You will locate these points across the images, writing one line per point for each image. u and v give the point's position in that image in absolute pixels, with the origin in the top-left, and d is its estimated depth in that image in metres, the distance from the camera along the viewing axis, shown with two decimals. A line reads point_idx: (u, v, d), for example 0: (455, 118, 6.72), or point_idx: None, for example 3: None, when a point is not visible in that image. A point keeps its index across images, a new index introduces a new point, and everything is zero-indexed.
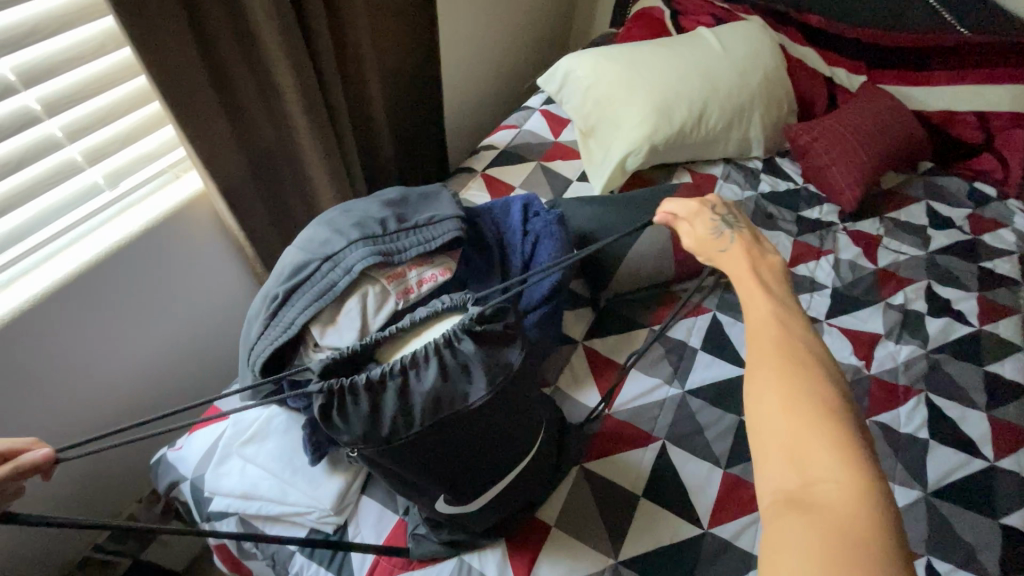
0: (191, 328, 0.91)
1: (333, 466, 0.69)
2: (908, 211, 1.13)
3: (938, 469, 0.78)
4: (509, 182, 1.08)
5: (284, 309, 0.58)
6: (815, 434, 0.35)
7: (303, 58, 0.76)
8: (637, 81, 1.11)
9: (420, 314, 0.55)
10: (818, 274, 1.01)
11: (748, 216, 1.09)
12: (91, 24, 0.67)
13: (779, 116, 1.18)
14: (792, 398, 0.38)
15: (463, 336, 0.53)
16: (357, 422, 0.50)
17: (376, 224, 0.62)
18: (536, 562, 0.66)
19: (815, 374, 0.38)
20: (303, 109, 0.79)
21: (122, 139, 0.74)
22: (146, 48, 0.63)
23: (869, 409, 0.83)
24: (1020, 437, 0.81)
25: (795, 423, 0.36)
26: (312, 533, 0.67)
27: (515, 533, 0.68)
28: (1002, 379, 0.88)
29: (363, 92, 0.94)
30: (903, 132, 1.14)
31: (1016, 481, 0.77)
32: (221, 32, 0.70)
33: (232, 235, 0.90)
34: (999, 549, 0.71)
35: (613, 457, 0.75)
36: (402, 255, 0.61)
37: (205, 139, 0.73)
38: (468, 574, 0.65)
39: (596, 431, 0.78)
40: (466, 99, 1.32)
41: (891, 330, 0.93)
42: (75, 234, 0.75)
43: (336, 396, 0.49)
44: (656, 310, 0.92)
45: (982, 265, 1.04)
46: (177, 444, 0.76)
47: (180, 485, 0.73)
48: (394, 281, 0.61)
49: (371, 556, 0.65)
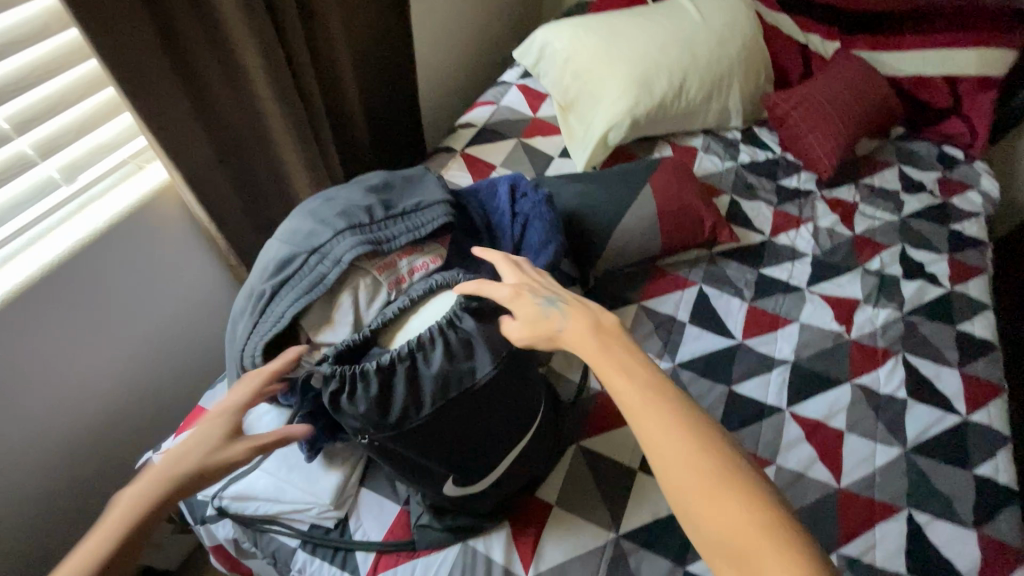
0: (166, 326, 0.87)
1: (329, 460, 0.68)
2: (882, 177, 1.15)
3: (916, 426, 0.81)
4: (489, 161, 1.05)
5: (272, 304, 0.55)
6: (753, 524, 0.36)
7: (270, 39, 0.72)
8: (616, 53, 1.08)
9: (418, 293, 0.56)
10: (798, 243, 1.03)
11: (729, 187, 1.10)
12: (31, 3, 0.61)
13: (756, 85, 1.17)
14: (717, 491, 0.37)
15: (463, 314, 0.54)
16: (366, 405, 0.51)
17: (362, 212, 0.59)
18: (540, 541, 0.67)
19: (733, 472, 0.38)
20: (275, 97, 0.76)
21: (75, 129, 0.69)
22: (98, 29, 0.58)
23: (851, 373, 0.86)
24: (989, 390, 0.86)
25: (731, 529, 0.36)
26: (313, 528, 0.66)
27: (518, 514, 0.68)
28: (972, 337, 0.92)
29: (335, 72, 0.90)
30: (877, 99, 1.16)
31: (987, 433, 0.81)
32: (180, 12, 0.65)
33: (202, 227, 0.86)
34: (973, 498, 0.75)
35: (610, 433, 0.76)
36: (391, 244, 0.58)
37: (169, 129, 0.69)
38: (473, 558, 0.65)
39: (592, 409, 0.78)
40: (440, 76, 1.28)
41: (869, 294, 0.96)
42: (31, 235, 0.70)
43: (347, 382, 0.51)
44: (643, 286, 0.93)
45: (952, 227, 1.08)
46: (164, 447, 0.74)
47: (171, 489, 0.70)
48: (385, 271, 0.58)
49: (375, 548, 0.65)
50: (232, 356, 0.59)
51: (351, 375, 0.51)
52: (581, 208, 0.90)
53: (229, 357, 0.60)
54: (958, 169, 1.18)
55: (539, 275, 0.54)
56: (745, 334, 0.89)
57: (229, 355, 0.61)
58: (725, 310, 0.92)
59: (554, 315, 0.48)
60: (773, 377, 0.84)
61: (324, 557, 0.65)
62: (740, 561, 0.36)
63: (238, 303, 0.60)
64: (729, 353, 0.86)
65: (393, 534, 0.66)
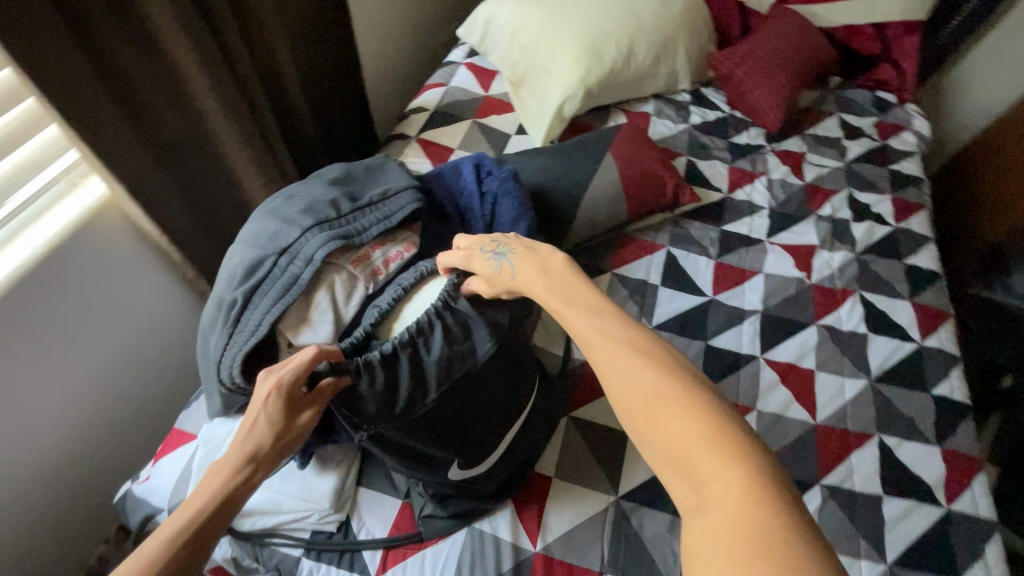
0: (126, 350, 0.83)
1: (322, 465, 0.66)
2: (824, 126, 1.20)
3: (878, 358, 0.87)
4: (447, 145, 1.03)
5: (247, 310, 0.53)
6: (702, 442, 0.33)
7: (200, 31, 0.67)
8: (561, 23, 1.08)
9: (407, 282, 0.57)
10: (755, 197, 1.06)
11: (684, 149, 1.12)
12: None
13: (700, 46, 1.19)
14: (658, 402, 0.35)
15: (456, 294, 0.55)
16: (371, 399, 0.52)
17: (328, 206, 0.57)
18: (543, 513, 0.68)
19: (676, 375, 0.36)
20: (213, 92, 0.71)
21: None
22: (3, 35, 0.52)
23: (815, 315, 0.91)
24: (939, 316, 0.92)
25: (671, 435, 0.34)
26: (315, 535, 0.65)
27: (519, 491, 0.69)
28: (919, 269, 0.98)
29: (274, 62, 0.85)
30: (814, 50, 1.19)
31: (941, 355, 0.87)
32: (94, 8, 0.59)
33: (152, 243, 0.81)
34: (934, 416, 0.81)
35: (598, 402, 0.77)
36: (363, 236, 0.57)
37: (98, 137, 0.63)
38: (482, 540, 0.65)
39: (579, 380, 0.79)
40: (384, 61, 1.23)
41: (825, 239, 1.01)
42: None
43: (351, 376, 0.51)
44: (614, 255, 0.94)
45: (892, 168, 1.14)
46: (143, 476, 0.70)
47: (157, 517, 0.67)
48: (360, 264, 0.57)
49: (383, 544, 0.64)
50: (209, 370, 0.56)
51: (355, 368, 0.51)
52: (546, 183, 0.90)
53: (204, 371, 0.58)
54: (893, 112, 1.25)
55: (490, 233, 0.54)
56: (714, 290, 0.92)
57: (204, 370, 0.58)
58: (694, 269, 0.94)
59: (504, 268, 0.48)
60: (746, 328, 0.88)
61: (329, 561, 0.64)
62: (692, 478, 0.33)
63: (207, 315, 0.57)
64: (702, 310, 0.89)
65: (399, 528, 0.66)
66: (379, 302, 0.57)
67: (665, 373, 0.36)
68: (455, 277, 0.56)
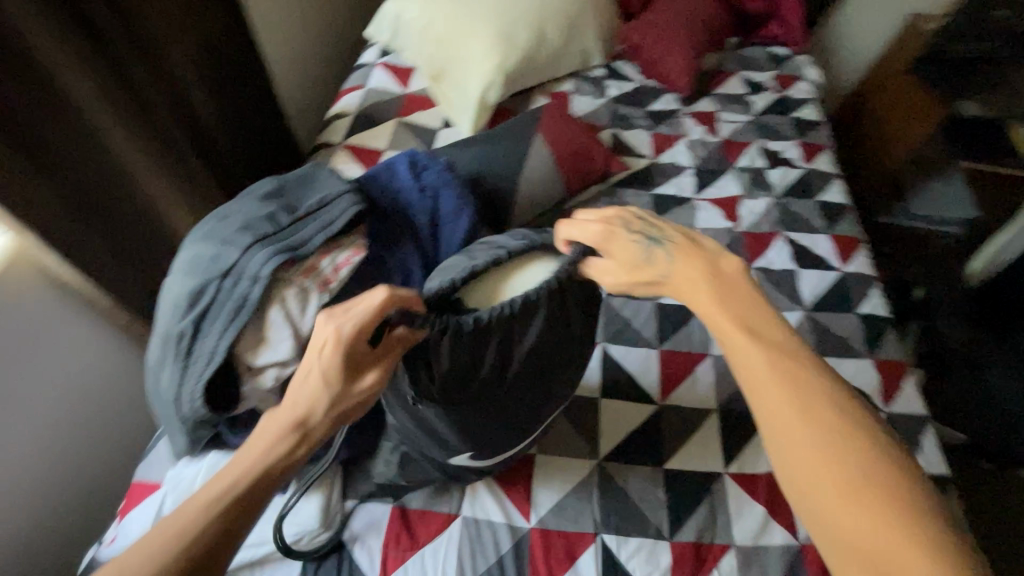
0: (63, 412, 0.77)
1: (304, 485, 0.65)
2: (730, 85, 1.28)
3: (808, 289, 0.94)
4: (376, 147, 1.02)
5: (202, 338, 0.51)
6: (904, 532, 0.37)
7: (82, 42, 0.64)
8: (470, 13, 1.08)
9: (518, 249, 0.52)
10: (679, 158, 1.12)
11: (607, 122, 1.16)
12: None
13: (607, 21, 1.23)
14: (858, 490, 0.39)
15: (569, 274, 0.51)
16: (444, 360, 0.48)
17: (265, 222, 0.56)
18: (532, 489, 0.70)
19: (874, 458, 0.40)
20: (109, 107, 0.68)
21: None
22: None
23: (749, 259, 0.97)
24: (854, 243, 1.01)
25: (871, 519, 0.38)
26: (308, 558, 0.63)
27: (506, 472, 0.71)
28: (831, 203, 1.07)
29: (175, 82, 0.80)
30: (709, 14, 1.27)
31: (860, 278, 0.96)
32: None
33: (75, 294, 0.75)
34: (863, 333, 0.89)
35: None
36: (308, 246, 0.55)
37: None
38: (477, 527, 0.66)
39: None
40: (294, 69, 1.19)
41: (746, 189, 1.08)
42: None
43: (442, 339, 0.47)
44: None
45: (795, 116, 1.23)
46: (108, 538, 0.64)
47: None
48: (310, 275, 0.56)
49: (379, 552, 0.64)
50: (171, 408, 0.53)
51: (444, 325, 0.46)
52: (482, 172, 0.90)
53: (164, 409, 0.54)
54: (788, 64, 1.34)
55: (621, 212, 0.55)
56: None
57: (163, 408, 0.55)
58: None
59: (656, 259, 0.51)
60: None
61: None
62: (883, 567, 0.37)
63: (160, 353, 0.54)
64: None
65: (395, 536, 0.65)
66: (475, 260, 0.52)
67: (870, 456, 0.40)
68: (578, 254, 0.52)
